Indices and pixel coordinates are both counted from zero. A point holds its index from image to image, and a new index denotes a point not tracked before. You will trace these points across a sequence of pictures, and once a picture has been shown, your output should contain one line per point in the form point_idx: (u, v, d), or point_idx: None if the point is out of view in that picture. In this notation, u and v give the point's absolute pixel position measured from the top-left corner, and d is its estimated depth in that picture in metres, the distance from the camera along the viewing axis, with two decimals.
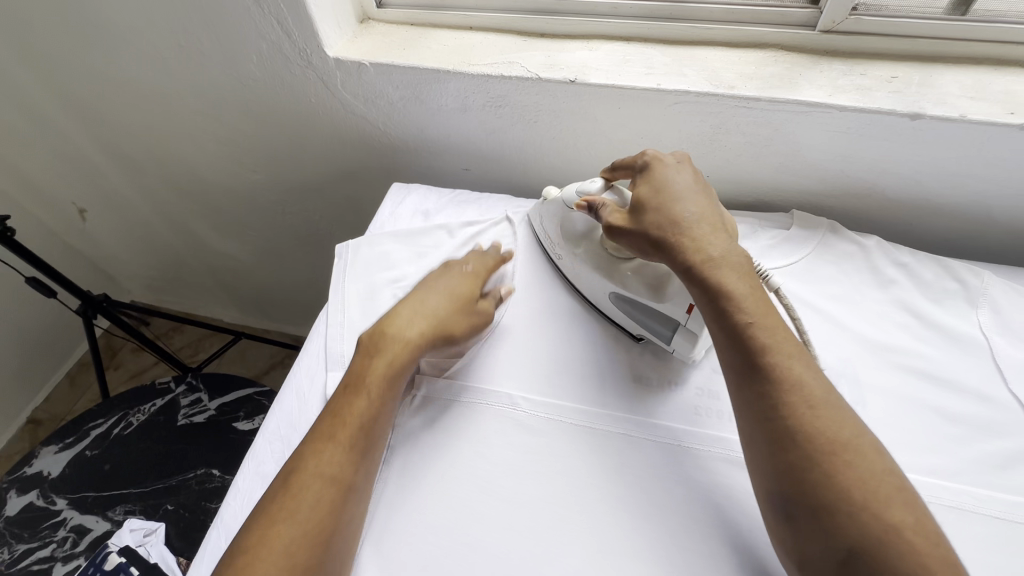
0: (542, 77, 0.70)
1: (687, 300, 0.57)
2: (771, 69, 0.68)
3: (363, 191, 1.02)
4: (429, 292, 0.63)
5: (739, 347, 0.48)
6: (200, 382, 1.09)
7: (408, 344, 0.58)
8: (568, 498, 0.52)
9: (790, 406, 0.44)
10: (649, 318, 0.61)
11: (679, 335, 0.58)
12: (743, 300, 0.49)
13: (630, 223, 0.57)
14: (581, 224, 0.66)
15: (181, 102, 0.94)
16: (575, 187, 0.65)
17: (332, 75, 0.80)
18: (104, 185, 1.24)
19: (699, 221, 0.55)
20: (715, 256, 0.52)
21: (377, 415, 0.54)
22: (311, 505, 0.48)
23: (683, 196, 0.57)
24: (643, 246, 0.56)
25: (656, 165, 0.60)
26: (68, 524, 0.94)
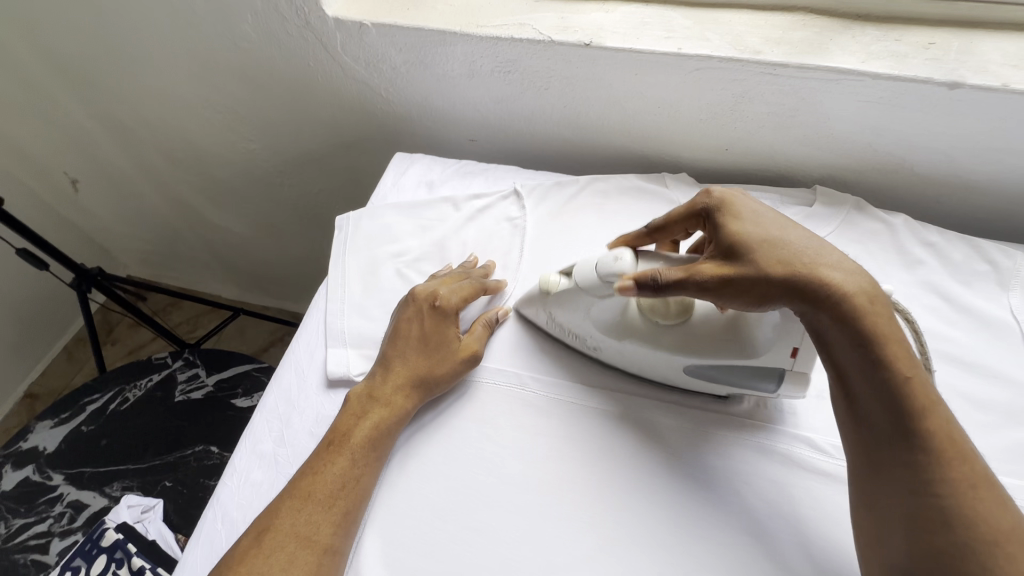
0: (555, 40, 0.66)
1: (788, 345, 0.47)
2: (799, 33, 0.64)
3: (364, 162, 0.98)
4: (407, 346, 0.55)
5: (891, 405, 0.39)
6: (197, 358, 1.06)
7: (394, 407, 0.53)
8: (578, 483, 0.50)
9: (951, 483, 0.37)
10: (739, 380, 0.50)
11: (785, 383, 0.50)
12: (896, 350, 0.40)
13: (737, 267, 0.44)
14: (610, 312, 0.53)
15: (174, 66, 0.90)
16: (598, 268, 0.50)
17: (331, 37, 0.75)
18: (97, 154, 1.19)
19: (825, 252, 0.44)
20: (862, 296, 0.41)
21: (361, 475, 0.50)
22: (302, 515, 0.47)
23: (783, 228, 0.46)
24: (764, 293, 0.44)
25: (728, 204, 0.49)
26: (65, 500, 0.93)
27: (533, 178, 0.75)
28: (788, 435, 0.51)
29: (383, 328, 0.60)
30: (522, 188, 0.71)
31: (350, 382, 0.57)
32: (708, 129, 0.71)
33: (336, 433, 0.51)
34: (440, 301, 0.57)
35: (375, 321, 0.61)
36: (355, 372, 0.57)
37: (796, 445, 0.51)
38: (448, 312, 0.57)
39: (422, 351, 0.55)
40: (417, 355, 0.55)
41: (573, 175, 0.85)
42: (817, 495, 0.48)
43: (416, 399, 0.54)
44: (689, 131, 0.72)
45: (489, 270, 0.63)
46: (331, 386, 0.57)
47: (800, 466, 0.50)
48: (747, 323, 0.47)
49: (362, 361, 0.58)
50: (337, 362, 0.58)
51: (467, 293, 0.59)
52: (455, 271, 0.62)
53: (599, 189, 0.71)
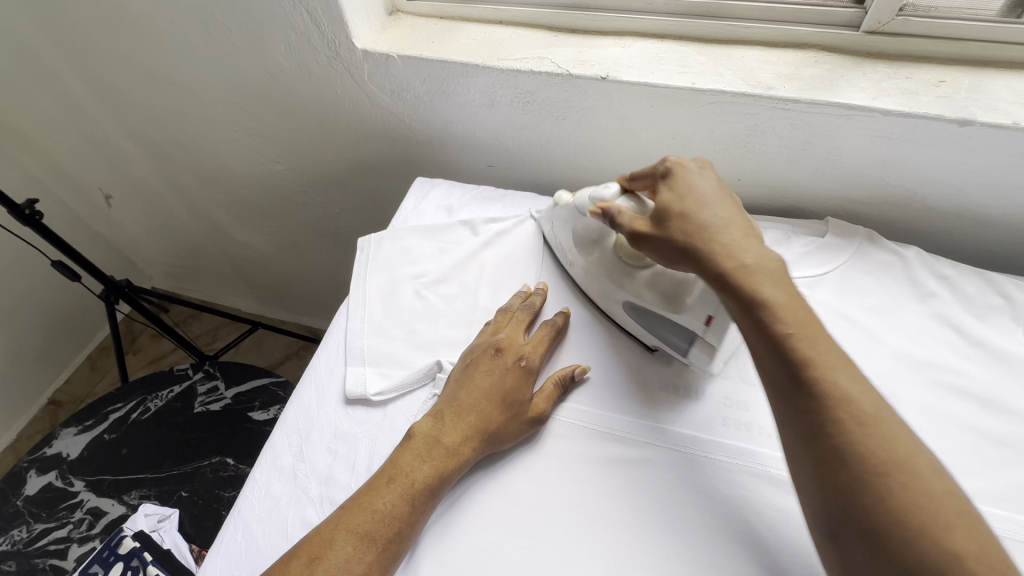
0: (572, 73, 0.69)
1: (703, 312, 0.54)
2: (811, 70, 0.66)
3: (386, 184, 1.01)
4: (476, 393, 0.55)
5: (782, 358, 0.44)
6: (217, 370, 1.09)
7: (459, 456, 0.52)
8: (588, 506, 0.51)
9: (839, 423, 0.41)
10: (665, 331, 0.58)
11: (696, 346, 0.56)
12: (781, 310, 0.46)
13: (654, 228, 0.53)
14: (592, 232, 0.62)
15: (209, 91, 0.95)
16: (591, 193, 0.60)
17: (359, 67, 0.79)
18: (131, 172, 1.25)
19: (728, 229, 0.52)
20: (750, 264, 0.49)
21: (416, 522, 0.49)
22: (355, 553, 0.46)
23: (710, 203, 0.53)
24: (667, 253, 0.52)
25: (680, 170, 0.56)
26: (85, 506, 0.95)
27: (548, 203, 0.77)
28: None
29: (401, 348, 0.62)
30: (538, 213, 0.73)
31: (368, 401, 0.59)
32: (721, 159, 0.73)
33: (397, 470, 0.51)
34: (524, 359, 0.58)
35: (393, 340, 0.63)
36: (373, 392, 0.58)
37: None
38: (530, 373, 0.57)
39: (496, 402, 0.54)
40: (489, 404, 0.54)
41: None
42: None
43: (479, 452, 0.53)
44: None
45: (564, 313, 0.63)
46: (349, 404, 0.59)
47: None
48: (687, 288, 0.55)
49: (379, 380, 0.59)
50: (355, 380, 0.60)
51: (544, 346, 0.60)
52: (525, 306, 0.63)
53: None
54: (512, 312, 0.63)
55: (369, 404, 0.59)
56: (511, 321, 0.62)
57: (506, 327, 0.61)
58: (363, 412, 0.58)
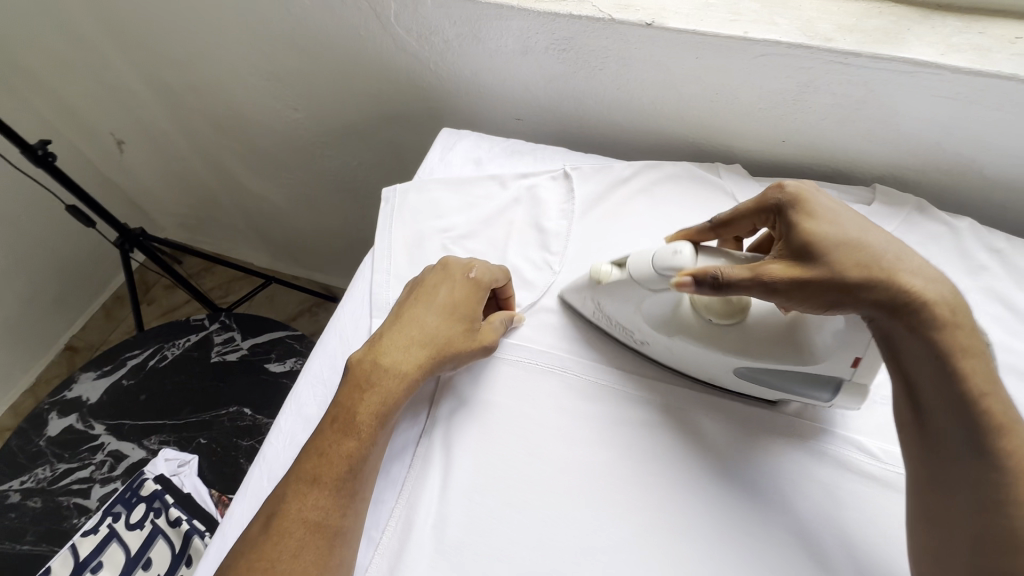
0: (615, 18, 0.64)
1: (849, 355, 0.45)
2: (874, 21, 0.61)
3: (408, 136, 0.98)
4: (428, 317, 0.53)
5: (970, 423, 0.38)
6: (233, 321, 1.09)
7: (404, 377, 0.50)
8: (618, 468, 0.50)
9: (1022, 503, 0.36)
10: (793, 385, 0.50)
11: (842, 391, 0.49)
12: (974, 364, 0.39)
13: (811, 266, 0.43)
14: (662, 306, 0.52)
15: (225, 30, 0.90)
16: (657, 261, 0.48)
17: (385, 6, 0.74)
18: (144, 117, 1.21)
19: (904, 256, 0.43)
20: (946, 305, 0.40)
21: (368, 456, 0.48)
22: (309, 498, 0.45)
23: (867, 226, 0.45)
24: (834, 296, 0.43)
25: (805, 196, 0.47)
26: (106, 449, 0.97)
27: (580, 158, 0.73)
28: (834, 436, 0.51)
29: None
30: (571, 168, 0.70)
31: None
32: (767, 119, 0.69)
33: (341, 410, 0.49)
34: (474, 273, 0.56)
35: None
36: None
37: (842, 446, 0.50)
38: (480, 287, 0.55)
39: (452, 320, 0.54)
40: (449, 326, 0.53)
41: (618, 157, 0.83)
42: (861, 496, 0.48)
43: (429, 368, 0.52)
44: (745, 121, 0.70)
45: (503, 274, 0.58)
46: None
47: (846, 468, 0.49)
48: (806, 330, 0.47)
49: None
50: None
51: (497, 274, 0.57)
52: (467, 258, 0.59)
53: (650, 176, 0.69)
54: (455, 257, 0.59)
55: None
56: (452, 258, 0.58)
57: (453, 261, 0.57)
58: None
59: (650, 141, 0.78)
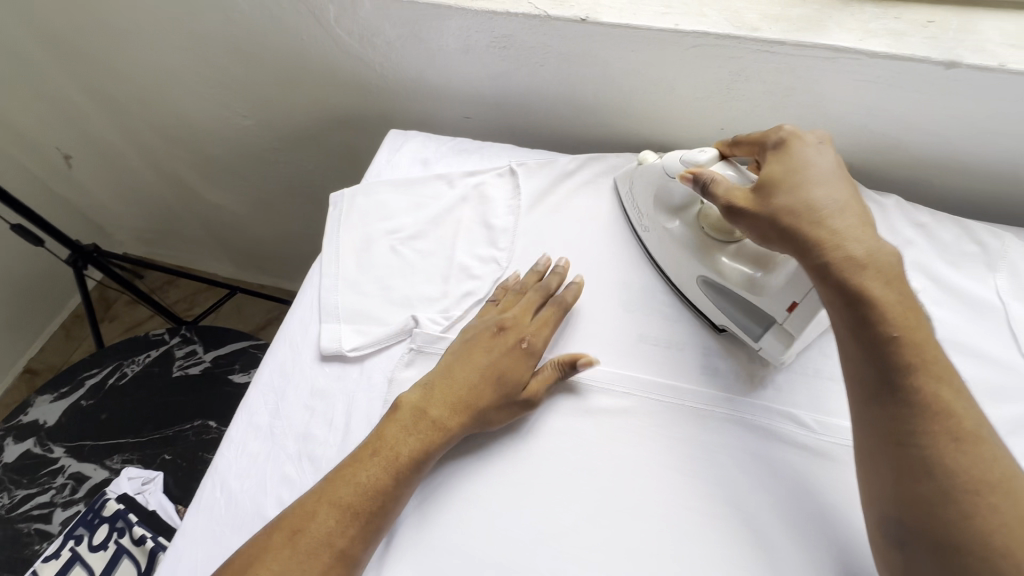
0: (550, 15, 0.65)
1: (786, 299, 0.51)
2: (798, 10, 0.63)
3: (361, 139, 0.97)
4: (472, 368, 0.54)
5: (881, 359, 0.43)
6: (194, 334, 1.08)
7: (443, 430, 0.51)
8: (567, 456, 0.52)
9: (933, 434, 0.41)
10: (736, 312, 0.56)
11: (771, 333, 0.54)
12: (889, 308, 0.44)
13: (756, 203, 0.50)
14: (678, 198, 0.60)
15: (165, 39, 0.88)
16: (682, 155, 0.58)
17: (324, 9, 0.74)
18: (90, 130, 1.18)
19: (842, 211, 0.48)
20: (859, 257, 0.45)
21: (400, 496, 0.49)
22: (338, 528, 0.46)
23: (828, 181, 0.49)
24: (766, 231, 0.49)
25: (794, 143, 0.53)
26: (66, 472, 0.94)
27: (527, 154, 0.74)
28: (770, 410, 0.53)
29: (376, 304, 0.61)
30: (517, 165, 0.71)
31: (344, 357, 0.58)
32: (705, 108, 0.71)
33: (381, 443, 0.50)
34: (527, 340, 0.56)
35: (368, 296, 0.62)
36: (349, 348, 0.58)
37: (776, 420, 0.53)
38: (531, 354, 0.55)
39: (491, 380, 0.53)
40: (485, 381, 0.53)
41: (567, 151, 0.85)
42: (794, 466, 0.50)
43: (468, 424, 0.52)
44: (685, 110, 0.72)
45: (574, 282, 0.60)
46: (325, 360, 0.58)
47: (780, 440, 0.52)
48: (773, 263, 0.53)
49: (355, 337, 0.58)
50: (331, 337, 0.58)
51: (546, 326, 0.57)
52: (540, 285, 0.60)
53: (594, 169, 0.71)
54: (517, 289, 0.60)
55: (346, 360, 0.58)
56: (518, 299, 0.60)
57: (512, 307, 0.59)
58: (339, 368, 0.58)
59: (596, 135, 0.80)
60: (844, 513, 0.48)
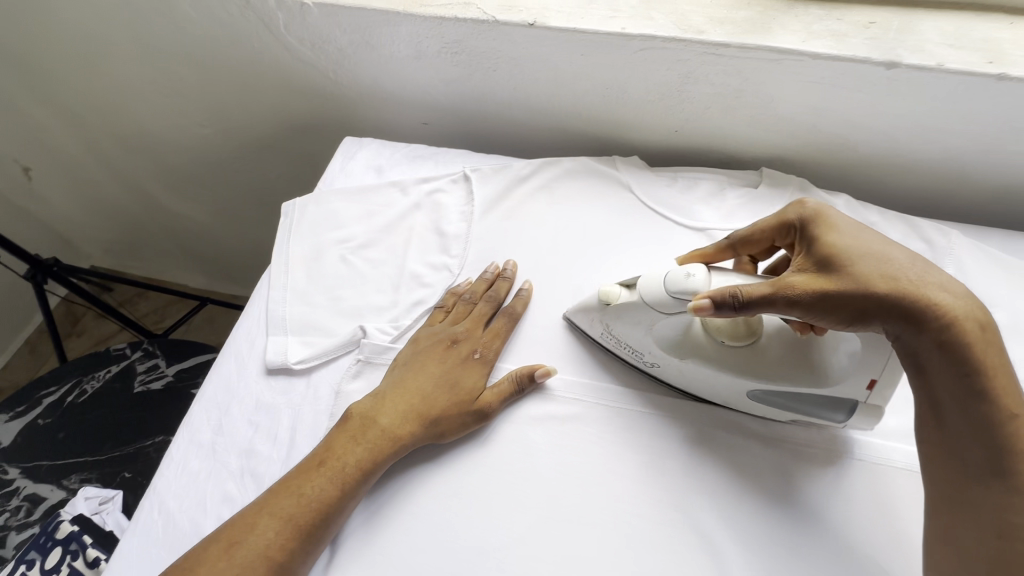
0: (498, 20, 0.65)
1: (864, 377, 0.46)
2: (744, 12, 0.63)
3: (321, 147, 0.96)
4: (426, 380, 0.54)
5: (995, 447, 0.38)
6: (156, 348, 1.06)
7: (395, 440, 0.50)
8: (512, 464, 0.52)
9: None
10: (808, 407, 0.50)
11: (857, 414, 0.49)
12: (1005, 390, 0.39)
13: (840, 281, 0.43)
14: (672, 329, 0.52)
15: (117, 48, 0.87)
16: (668, 284, 0.48)
17: (274, 17, 0.73)
18: (47, 142, 1.16)
19: (931, 274, 0.43)
20: (976, 327, 0.40)
21: (342, 507, 0.48)
22: (277, 540, 0.45)
23: (892, 246, 0.45)
24: (859, 313, 0.42)
25: (824, 213, 0.48)
26: (21, 493, 0.91)
27: (482, 159, 0.73)
28: (714, 412, 0.54)
29: (325, 315, 0.60)
30: (471, 171, 0.70)
31: (290, 370, 0.57)
32: (658, 110, 0.71)
33: (329, 453, 0.49)
34: (479, 352, 0.56)
35: (316, 307, 0.61)
36: (294, 361, 0.57)
37: (720, 422, 0.53)
38: (485, 365, 0.56)
39: (446, 390, 0.53)
40: (441, 393, 0.53)
41: (527, 156, 0.84)
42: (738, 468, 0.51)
43: (420, 434, 0.51)
44: (638, 113, 0.72)
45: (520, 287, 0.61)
46: (270, 374, 0.57)
47: (725, 442, 0.52)
48: (823, 354, 0.48)
49: (302, 349, 0.57)
50: (277, 350, 0.57)
51: (497, 335, 0.58)
52: (484, 295, 0.60)
53: (548, 174, 0.71)
54: (465, 297, 0.60)
55: (292, 373, 0.57)
56: (464, 309, 0.59)
57: (461, 319, 0.59)
58: (285, 382, 0.56)
59: (553, 138, 0.80)
60: (786, 511, 0.49)
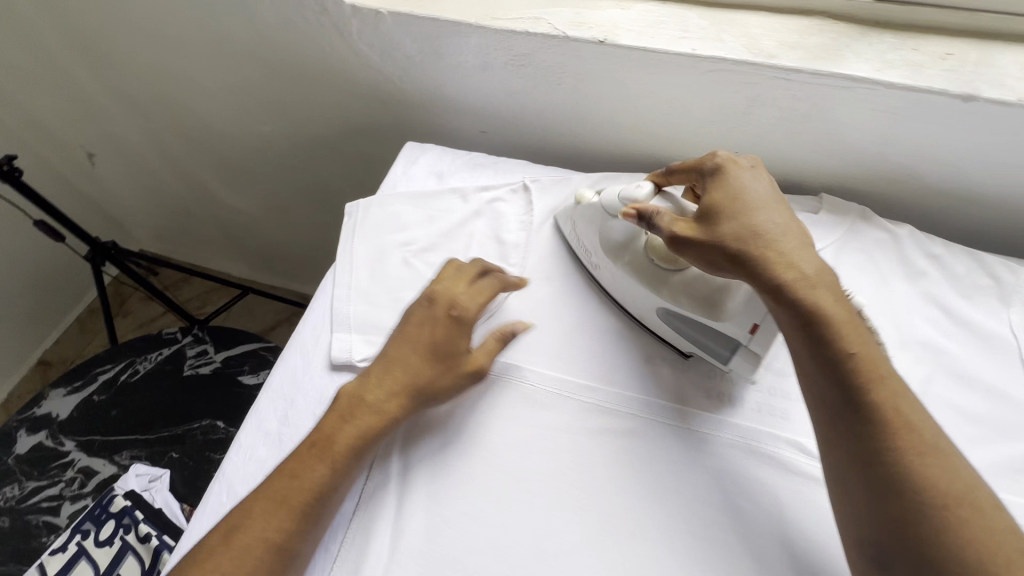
0: (568, 36, 0.66)
1: (747, 320, 0.52)
2: (816, 38, 0.64)
3: (377, 149, 0.99)
4: (405, 348, 0.55)
5: (837, 378, 0.44)
6: (206, 334, 1.09)
7: (383, 418, 0.52)
8: (570, 477, 0.52)
9: (898, 451, 0.41)
10: (700, 337, 0.56)
11: (740, 354, 0.54)
12: (840, 324, 0.46)
13: (701, 232, 0.51)
14: (620, 235, 0.60)
15: (191, 46, 0.91)
16: (620, 192, 0.58)
17: (347, 23, 0.75)
18: (113, 130, 1.21)
19: (789, 235, 0.50)
20: (810, 276, 0.47)
21: (337, 486, 0.49)
22: (277, 523, 0.46)
23: (766, 205, 0.52)
24: (716, 260, 0.50)
25: (729, 168, 0.55)
26: (76, 466, 0.96)
27: (541, 171, 0.75)
28: (776, 437, 0.53)
29: (387, 315, 0.62)
30: (531, 181, 0.72)
31: (353, 367, 0.59)
32: (720, 130, 0.71)
33: (320, 434, 0.50)
34: (457, 311, 0.56)
35: (379, 307, 0.63)
36: (358, 358, 0.58)
37: (785, 449, 0.52)
38: (464, 325, 0.56)
39: (426, 356, 0.54)
40: (419, 360, 0.54)
41: (581, 169, 0.85)
42: (802, 497, 0.50)
43: (409, 407, 0.53)
44: (700, 132, 0.72)
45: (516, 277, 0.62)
46: (336, 369, 0.59)
47: (789, 469, 0.51)
48: (728, 291, 0.53)
49: (365, 348, 0.59)
50: (342, 347, 0.59)
51: (485, 299, 0.58)
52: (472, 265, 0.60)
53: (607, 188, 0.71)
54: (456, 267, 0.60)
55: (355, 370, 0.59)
56: (453, 275, 0.59)
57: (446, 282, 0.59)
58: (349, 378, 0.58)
59: (610, 153, 0.80)
60: None
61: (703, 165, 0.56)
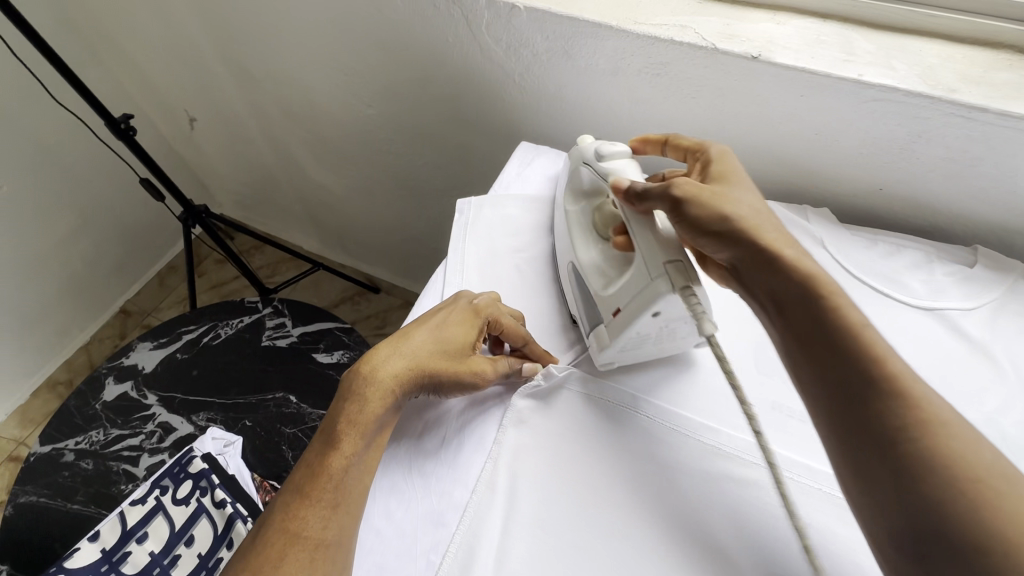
0: (718, 48, 0.62)
1: (614, 303, 0.54)
2: (1003, 74, 0.57)
3: (476, 144, 0.97)
4: (416, 334, 0.55)
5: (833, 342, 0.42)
6: (285, 307, 1.10)
7: (384, 392, 0.51)
8: (687, 526, 0.48)
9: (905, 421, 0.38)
10: (581, 305, 0.60)
11: (593, 333, 0.57)
12: (828, 288, 0.44)
13: (691, 199, 0.51)
14: (586, 191, 0.65)
15: (310, 23, 0.91)
16: (597, 146, 0.63)
17: (478, 15, 0.73)
18: (218, 98, 1.24)
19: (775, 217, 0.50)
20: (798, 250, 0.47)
21: (351, 468, 0.48)
22: (292, 511, 0.46)
23: (751, 189, 0.53)
24: (701, 228, 0.51)
25: (721, 157, 0.57)
26: (156, 420, 1.00)
27: None
28: None
29: None
30: None
31: None
32: (868, 165, 0.65)
33: (328, 421, 0.50)
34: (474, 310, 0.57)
35: None
36: None
37: None
38: (473, 323, 0.56)
39: (437, 345, 0.54)
40: (432, 347, 0.54)
41: None
42: None
43: (412, 388, 0.52)
44: (843, 164, 0.67)
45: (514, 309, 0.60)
46: None
47: None
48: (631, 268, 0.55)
49: None
50: None
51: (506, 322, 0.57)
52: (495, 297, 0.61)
53: None
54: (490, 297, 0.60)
55: None
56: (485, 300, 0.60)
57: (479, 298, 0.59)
58: None
59: None
60: None
61: (704, 149, 0.58)
